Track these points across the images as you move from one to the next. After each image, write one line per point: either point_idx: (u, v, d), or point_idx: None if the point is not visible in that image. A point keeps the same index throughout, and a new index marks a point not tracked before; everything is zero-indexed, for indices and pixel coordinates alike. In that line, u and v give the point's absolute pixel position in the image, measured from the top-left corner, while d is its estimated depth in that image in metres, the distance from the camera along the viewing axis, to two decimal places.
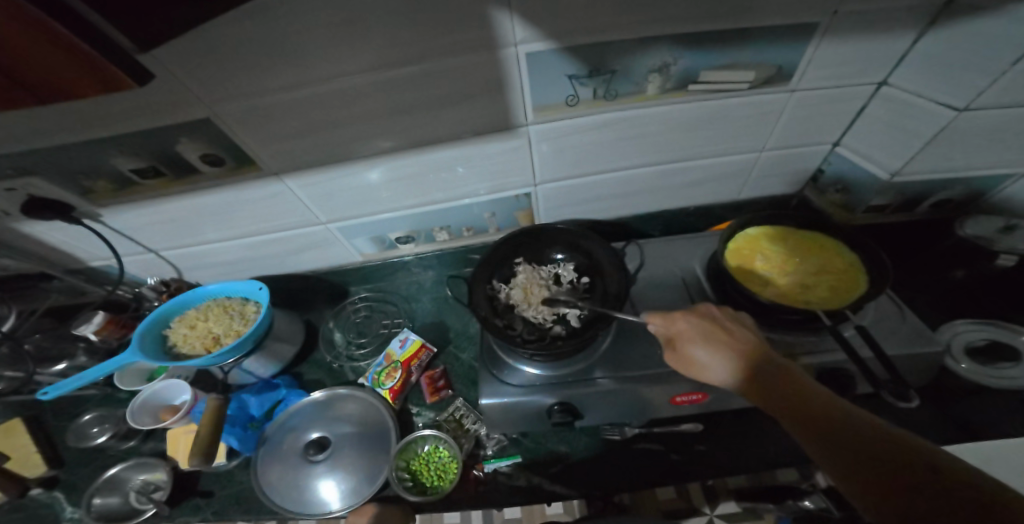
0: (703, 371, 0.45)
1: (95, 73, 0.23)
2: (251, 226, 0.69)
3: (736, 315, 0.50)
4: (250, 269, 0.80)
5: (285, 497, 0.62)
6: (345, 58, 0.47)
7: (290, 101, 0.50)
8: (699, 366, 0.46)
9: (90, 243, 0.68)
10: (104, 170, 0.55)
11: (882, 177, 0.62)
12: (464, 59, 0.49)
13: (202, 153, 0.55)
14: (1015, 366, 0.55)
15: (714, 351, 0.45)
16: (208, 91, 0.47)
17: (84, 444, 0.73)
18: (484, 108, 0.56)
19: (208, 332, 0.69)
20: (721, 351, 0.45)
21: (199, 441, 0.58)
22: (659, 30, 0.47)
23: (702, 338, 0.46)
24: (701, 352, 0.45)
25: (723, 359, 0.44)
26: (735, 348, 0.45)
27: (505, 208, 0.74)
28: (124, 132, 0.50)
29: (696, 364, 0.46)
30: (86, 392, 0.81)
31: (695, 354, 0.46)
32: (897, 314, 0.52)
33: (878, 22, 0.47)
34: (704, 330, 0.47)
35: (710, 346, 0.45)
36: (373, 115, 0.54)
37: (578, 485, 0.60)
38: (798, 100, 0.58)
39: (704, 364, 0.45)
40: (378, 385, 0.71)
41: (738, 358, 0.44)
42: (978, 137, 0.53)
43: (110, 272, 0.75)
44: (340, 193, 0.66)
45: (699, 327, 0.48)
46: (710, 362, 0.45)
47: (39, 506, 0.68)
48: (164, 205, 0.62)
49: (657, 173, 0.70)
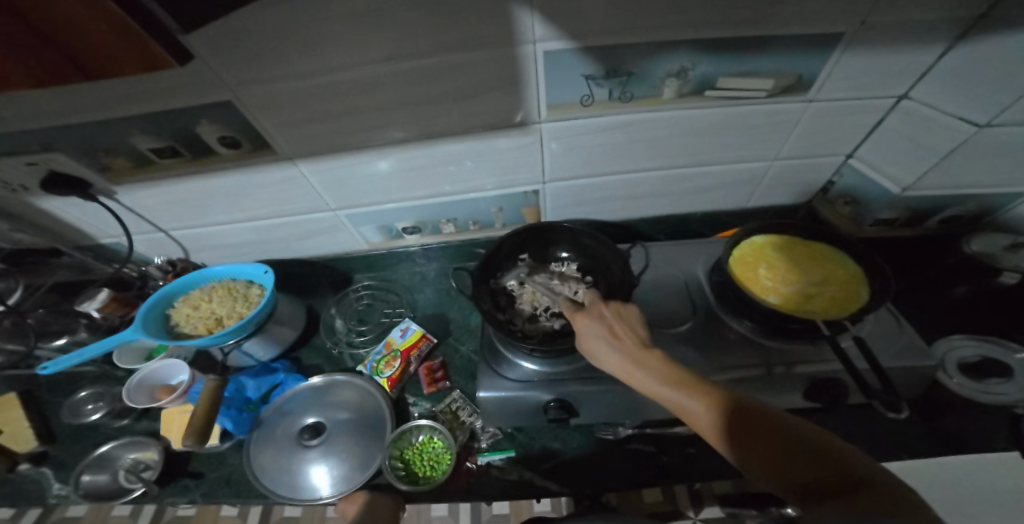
0: (603, 365, 0.46)
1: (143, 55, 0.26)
2: (260, 210, 0.69)
3: (625, 306, 0.51)
4: (256, 251, 0.80)
5: (276, 481, 0.62)
6: (367, 47, 0.47)
7: (310, 87, 0.50)
8: (599, 361, 0.47)
9: (101, 221, 0.68)
10: (118, 148, 0.55)
11: (893, 191, 0.63)
12: (484, 54, 0.49)
13: (220, 135, 0.55)
14: (1005, 382, 0.56)
15: (611, 346, 0.46)
16: (231, 74, 0.47)
17: (77, 420, 0.73)
18: (500, 103, 0.56)
19: (211, 313, 0.69)
20: (614, 349, 0.45)
21: (195, 421, 0.58)
22: (677, 35, 0.48)
23: (599, 336, 0.48)
24: (602, 348, 0.46)
25: (615, 355, 0.45)
26: (627, 345, 0.46)
27: (513, 204, 0.74)
28: (141, 111, 0.50)
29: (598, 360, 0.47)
30: (83, 368, 0.81)
31: (597, 350, 0.47)
32: (896, 327, 0.53)
33: (902, 35, 0.48)
34: (603, 328, 0.48)
35: (608, 343, 0.46)
36: (389, 105, 0.54)
37: (568, 482, 0.60)
38: (814, 111, 0.58)
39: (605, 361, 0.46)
40: (377, 373, 0.71)
41: (631, 352, 0.45)
42: (988, 157, 0.54)
43: (119, 250, 0.75)
44: (350, 181, 0.66)
45: (599, 323, 0.49)
46: (607, 357, 0.46)
47: (26, 481, 0.67)
48: (176, 185, 0.62)
49: (668, 177, 0.70)
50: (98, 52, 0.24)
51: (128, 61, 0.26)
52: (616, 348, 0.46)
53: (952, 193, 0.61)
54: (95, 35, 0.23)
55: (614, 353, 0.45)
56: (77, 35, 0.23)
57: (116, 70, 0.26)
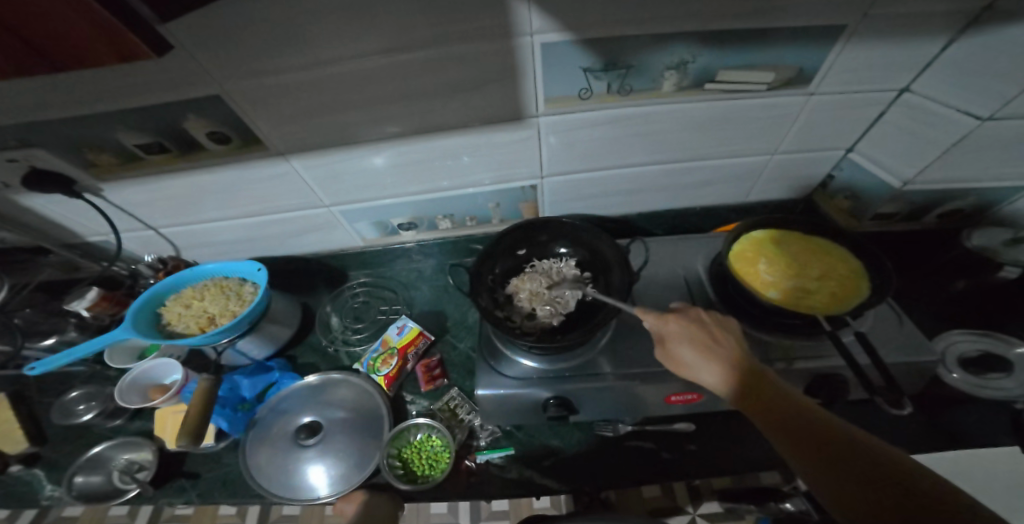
0: (687, 370, 0.46)
1: (114, 41, 0.25)
2: (252, 206, 0.68)
3: (723, 318, 0.50)
4: (250, 249, 0.79)
5: (273, 481, 0.61)
6: (358, 40, 0.45)
7: (300, 82, 0.49)
8: (685, 365, 0.46)
9: (88, 218, 0.66)
10: (104, 144, 0.53)
11: (893, 184, 0.63)
12: (479, 46, 0.48)
13: (209, 130, 0.53)
14: (1008, 378, 0.56)
15: (702, 352, 0.45)
16: (218, 67, 0.46)
17: (68, 421, 0.72)
18: (496, 97, 0.55)
19: (204, 311, 0.67)
20: (709, 356, 0.45)
21: (188, 422, 0.57)
22: (677, 27, 0.47)
23: (690, 340, 0.47)
24: (687, 353, 0.46)
25: (708, 360, 0.44)
26: (720, 351, 0.45)
27: (510, 199, 0.73)
28: (125, 106, 0.49)
29: (682, 365, 0.46)
30: (74, 368, 0.80)
31: (680, 353, 0.47)
32: (895, 322, 0.53)
33: (904, 28, 0.47)
34: (694, 331, 0.47)
35: (697, 348, 0.46)
36: (383, 99, 0.53)
37: (568, 480, 0.60)
38: (814, 104, 0.57)
39: (685, 362, 0.46)
40: (373, 372, 0.70)
41: (722, 358, 0.44)
42: (989, 151, 0.53)
43: (107, 248, 0.74)
44: (345, 176, 0.64)
45: (690, 327, 0.48)
46: (696, 363, 0.45)
47: (17, 483, 0.66)
48: (166, 182, 0.60)
49: (666, 171, 0.69)
50: (65, 40, 0.24)
51: (101, 51, 0.25)
52: (714, 357, 0.45)
53: (951, 187, 0.61)
54: (61, 21, 0.22)
55: (701, 358, 0.45)
56: (41, 23, 0.22)
57: (90, 59, 0.26)
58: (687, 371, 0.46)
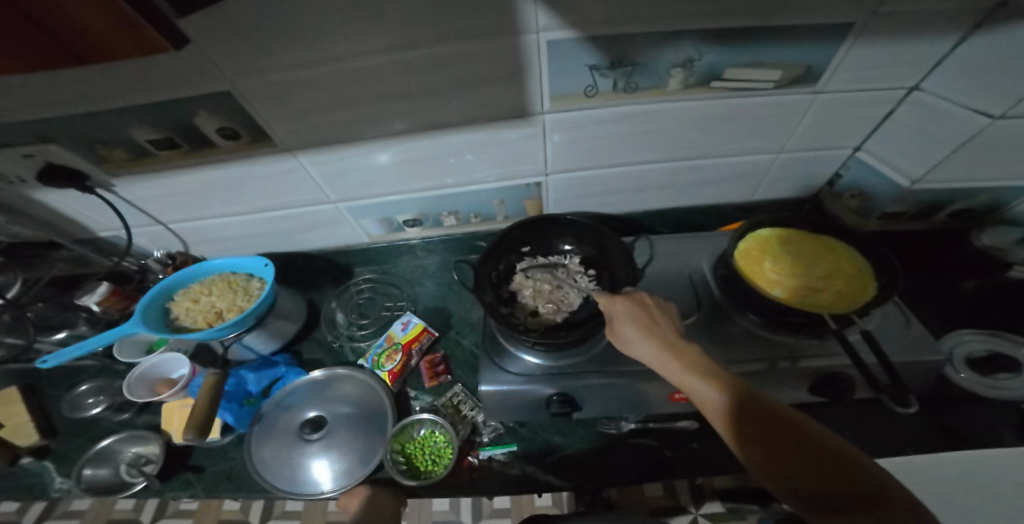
0: (630, 347, 0.47)
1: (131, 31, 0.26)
2: (259, 202, 0.68)
3: (666, 303, 0.51)
4: (257, 245, 0.79)
5: (276, 475, 0.62)
6: (367, 37, 0.46)
7: (308, 78, 0.49)
8: (627, 343, 0.48)
9: (99, 213, 0.67)
10: (115, 140, 0.54)
11: (902, 184, 0.63)
12: (486, 43, 0.48)
13: (219, 127, 0.54)
14: (1014, 378, 0.56)
15: (643, 332, 0.47)
16: (229, 64, 0.46)
17: (78, 414, 0.73)
18: (503, 94, 0.55)
19: (211, 306, 0.68)
20: (647, 334, 0.46)
21: (195, 415, 0.58)
22: (685, 24, 0.47)
23: (632, 319, 0.48)
24: (630, 331, 0.47)
25: (647, 338, 0.46)
26: (659, 331, 0.46)
27: (515, 196, 0.73)
28: (137, 103, 0.49)
29: (625, 343, 0.48)
30: (84, 362, 0.81)
31: (624, 331, 0.48)
32: (902, 322, 0.53)
33: (914, 25, 0.46)
34: (637, 312, 0.49)
35: (639, 327, 0.47)
36: (390, 96, 0.53)
37: (571, 477, 0.60)
38: (822, 102, 0.57)
39: (628, 340, 0.47)
40: (378, 367, 0.71)
41: (660, 336, 0.46)
42: (1002, 149, 0.52)
43: (118, 243, 0.74)
44: (351, 172, 0.65)
45: (634, 307, 0.49)
46: (637, 342, 0.46)
47: (28, 475, 0.67)
48: (175, 177, 0.61)
49: (672, 169, 0.69)
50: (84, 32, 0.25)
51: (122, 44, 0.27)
52: (652, 334, 0.46)
53: (960, 186, 0.60)
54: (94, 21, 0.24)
55: (642, 337, 0.46)
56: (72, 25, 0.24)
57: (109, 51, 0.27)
58: (630, 349, 0.47)
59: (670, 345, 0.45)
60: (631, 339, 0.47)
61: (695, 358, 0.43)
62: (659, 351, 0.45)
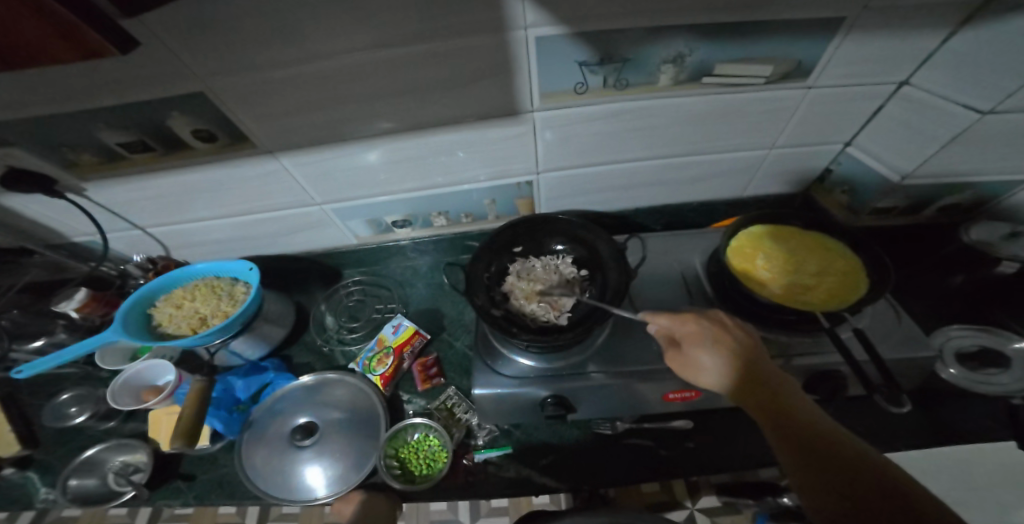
0: (704, 375, 0.44)
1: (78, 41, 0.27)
2: (243, 205, 0.66)
3: (743, 323, 0.48)
4: (242, 248, 0.78)
5: (270, 482, 0.61)
6: (347, 35, 0.44)
7: (287, 78, 0.48)
8: (702, 371, 0.44)
9: (74, 218, 0.65)
10: (84, 143, 0.52)
11: (892, 178, 0.62)
12: (471, 40, 0.46)
13: (194, 129, 0.52)
14: (1004, 373, 0.57)
15: (721, 359, 0.43)
16: (200, 63, 0.44)
17: (61, 423, 0.71)
18: (489, 92, 0.53)
19: (196, 312, 0.66)
20: (726, 361, 0.43)
21: (181, 424, 0.56)
22: (673, 21, 0.46)
23: (712, 344, 0.44)
24: (708, 359, 0.44)
25: (729, 369, 0.42)
26: (741, 358, 0.43)
27: (506, 195, 0.72)
28: (105, 105, 0.47)
29: (699, 370, 0.44)
30: (65, 370, 0.79)
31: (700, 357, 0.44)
32: (894, 318, 0.53)
33: (907, 19, 0.45)
34: (716, 335, 0.45)
35: (719, 355, 0.43)
36: (374, 95, 0.52)
37: (567, 478, 0.60)
38: (814, 97, 0.57)
39: (705, 367, 0.44)
40: (369, 371, 0.70)
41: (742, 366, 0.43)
42: (995, 143, 0.52)
43: (94, 248, 0.72)
44: (337, 173, 0.63)
45: (711, 330, 0.45)
46: (714, 370, 0.43)
47: (11, 486, 0.66)
48: (152, 181, 0.59)
49: (663, 166, 0.69)
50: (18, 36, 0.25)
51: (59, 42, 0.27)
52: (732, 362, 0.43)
53: (949, 181, 0.60)
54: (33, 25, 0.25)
55: (721, 366, 0.43)
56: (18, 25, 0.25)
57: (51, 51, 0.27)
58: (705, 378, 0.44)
59: (754, 377, 0.42)
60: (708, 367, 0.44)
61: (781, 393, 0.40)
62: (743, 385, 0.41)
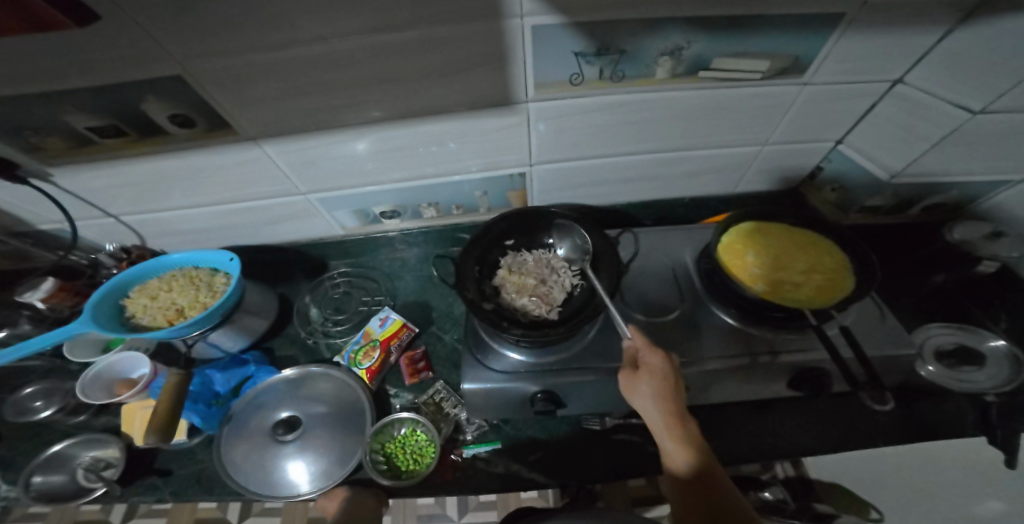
0: (640, 399, 0.46)
1: None
2: (223, 193, 0.64)
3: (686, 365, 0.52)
4: (222, 237, 0.75)
5: (250, 477, 0.59)
6: (337, 19, 0.42)
7: (272, 62, 0.45)
8: (640, 395, 0.46)
9: (38, 204, 0.61)
10: (49, 126, 0.49)
11: (882, 177, 0.64)
12: (465, 27, 0.44)
13: (170, 114, 0.49)
14: (979, 371, 0.59)
15: (659, 393, 0.45)
16: (177, 45, 0.41)
17: (25, 418, 0.68)
18: (482, 80, 0.52)
19: (172, 303, 0.64)
20: (661, 396, 0.45)
21: (156, 417, 0.54)
22: (672, 14, 0.45)
23: (659, 378, 0.46)
24: (648, 387, 0.46)
25: (659, 403, 0.45)
26: (674, 400, 0.46)
27: (498, 187, 0.71)
28: (70, 87, 0.44)
29: (636, 392, 0.47)
30: (29, 362, 0.75)
31: (642, 383, 0.46)
32: (878, 316, 0.54)
33: (902, 16, 0.45)
34: (667, 372, 0.47)
35: (658, 388, 0.46)
36: (364, 82, 0.50)
37: (556, 474, 0.60)
38: (809, 93, 0.57)
39: (641, 395, 0.46)
40: (355, 365, 0.68)
41: (673, 403, 0.45)
42: (979, 144, 0.53)
43: (61, 236, 0.69)
44: (324, 162, 0.61)
45: (666, 368, 0.47)
46: (650, 398, 0.45)
47: None
48: (126, 166, 0.56)
49: (657, 161, 0.68)
50: None
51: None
52: (665, 399, 0.45)
53: (935, 180, 0.62)
54: None
55: (656, 400, 0.45)
56: None
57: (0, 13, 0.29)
58: (636, 400, 0.47)
59: (678, 415, 0.45)
60: (644, 395, 0.46)
61: (690, 432, 0.45)
62: (665, 420, 0.44)
